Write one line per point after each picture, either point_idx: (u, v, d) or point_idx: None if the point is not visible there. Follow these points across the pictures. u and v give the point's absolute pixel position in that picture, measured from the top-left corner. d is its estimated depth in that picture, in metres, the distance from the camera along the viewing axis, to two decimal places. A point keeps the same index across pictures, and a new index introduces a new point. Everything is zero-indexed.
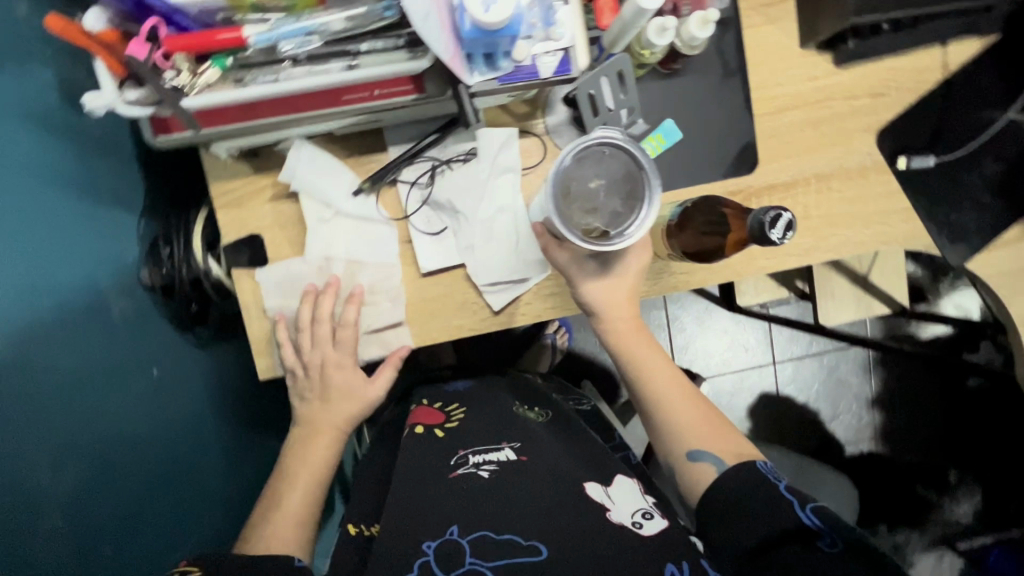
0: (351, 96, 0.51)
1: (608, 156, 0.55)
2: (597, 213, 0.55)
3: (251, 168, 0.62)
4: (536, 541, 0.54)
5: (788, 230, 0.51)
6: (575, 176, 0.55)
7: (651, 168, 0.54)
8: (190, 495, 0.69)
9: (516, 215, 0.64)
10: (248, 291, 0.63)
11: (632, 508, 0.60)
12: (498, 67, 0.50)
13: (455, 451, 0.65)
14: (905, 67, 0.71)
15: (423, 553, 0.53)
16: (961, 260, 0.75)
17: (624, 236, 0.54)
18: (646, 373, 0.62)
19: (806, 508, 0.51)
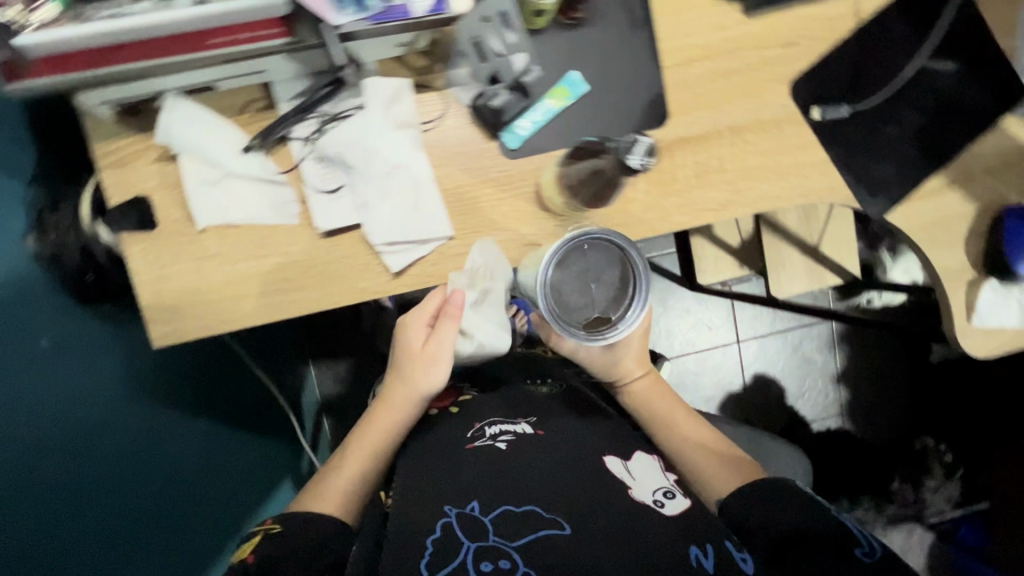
0: (214, 40, 0.49)
1: (590, 250, 0.61)
2: (594, 303, 0.61)
3: (134, 128, 0.60)
4: (560, 517, 0.57)
5: (650, 155, 0.59)
6: (569, 274, 0.61)
7: (633, 251, 0.60)
8: (128, 472, 0.72)
9: (416, 172, 0.63)
10: (137, 256, 0.61)
11: (654, 486, 0.66)
12: (365, 6, 0.49)
13: (472, 426, 0.74)
14: (814, 16, 0.70)
15: (445, 514, 0.59)
16: (883, 213, 0.74)
17: (625, 321, 0.61)
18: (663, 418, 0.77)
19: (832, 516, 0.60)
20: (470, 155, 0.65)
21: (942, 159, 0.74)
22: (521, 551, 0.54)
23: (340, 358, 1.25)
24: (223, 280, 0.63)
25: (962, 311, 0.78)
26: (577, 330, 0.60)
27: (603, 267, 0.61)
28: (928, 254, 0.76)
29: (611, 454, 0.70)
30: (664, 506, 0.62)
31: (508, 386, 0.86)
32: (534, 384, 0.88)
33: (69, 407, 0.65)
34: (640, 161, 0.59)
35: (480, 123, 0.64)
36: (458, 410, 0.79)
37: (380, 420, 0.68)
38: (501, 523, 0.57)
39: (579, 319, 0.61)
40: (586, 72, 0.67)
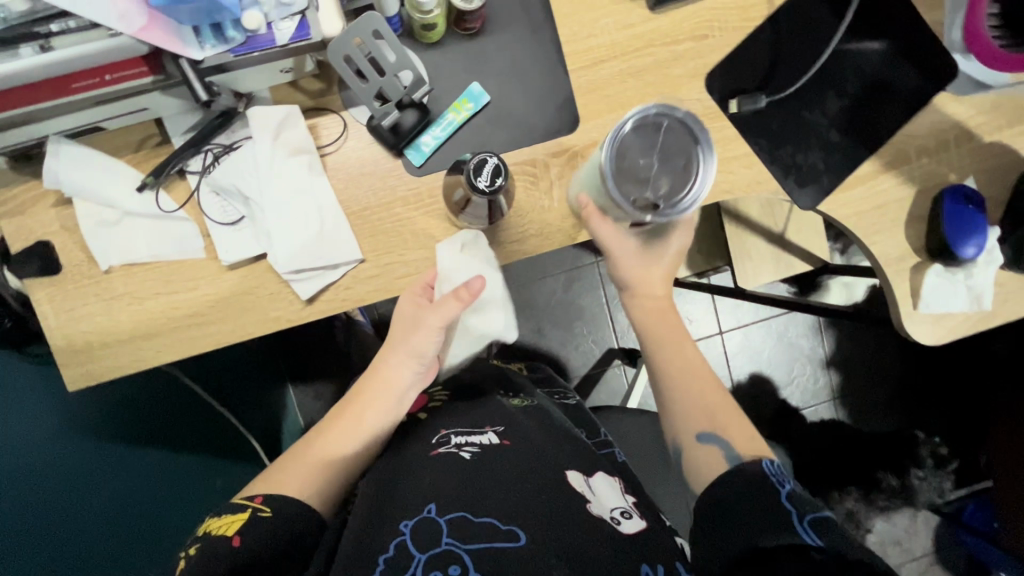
0: (80, 84, 0.48)
1: (665, 130, 0.53)
2: (648, 182, 0.53)
3: (31, 174, 0.59)
4: (514, 526, 0.54)
5: (500, 176, 0.56)
6: (630, 145, 0.53)
7: (707, 143, 0.52)
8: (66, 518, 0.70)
9: (317, 197, 0.62)
10: (44, 301, 0.61)
11: (611, 505, 0.62)
12: (228, 38, 0.48)
13: (437, 431, 0.67)
14: (725, 6, 0.68)
15: (400, 532, 0.53)
16: (814, 203, 0.71)
17: (675, 211, 0.53)
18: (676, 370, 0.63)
19: (804, 520, 0.48)
20: (375, 176, 0.64)
21: (873, 143, 0.71)
22: (472, 555, 0.51)
23: (317, 380, 1.21)
24: (133, 319, 0.62)
25: (908, 298, 0.75)
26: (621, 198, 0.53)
27: (671, 153, 0.53)
28: (866, 242, 0.73)
29: (574, 469, 0.64)
30: (621, 524, 0.59)
31: (482, 388, 0.77)
32: (508, 396, 0.77)
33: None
34: (488, 183, 0.55)
35: (381, 143, 0.63)
36: (428, 415, 0.71)
37: (366, 399, 0.64)
38: (456, 526, 0.54)
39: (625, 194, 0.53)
40: (489, 83, 0.65)
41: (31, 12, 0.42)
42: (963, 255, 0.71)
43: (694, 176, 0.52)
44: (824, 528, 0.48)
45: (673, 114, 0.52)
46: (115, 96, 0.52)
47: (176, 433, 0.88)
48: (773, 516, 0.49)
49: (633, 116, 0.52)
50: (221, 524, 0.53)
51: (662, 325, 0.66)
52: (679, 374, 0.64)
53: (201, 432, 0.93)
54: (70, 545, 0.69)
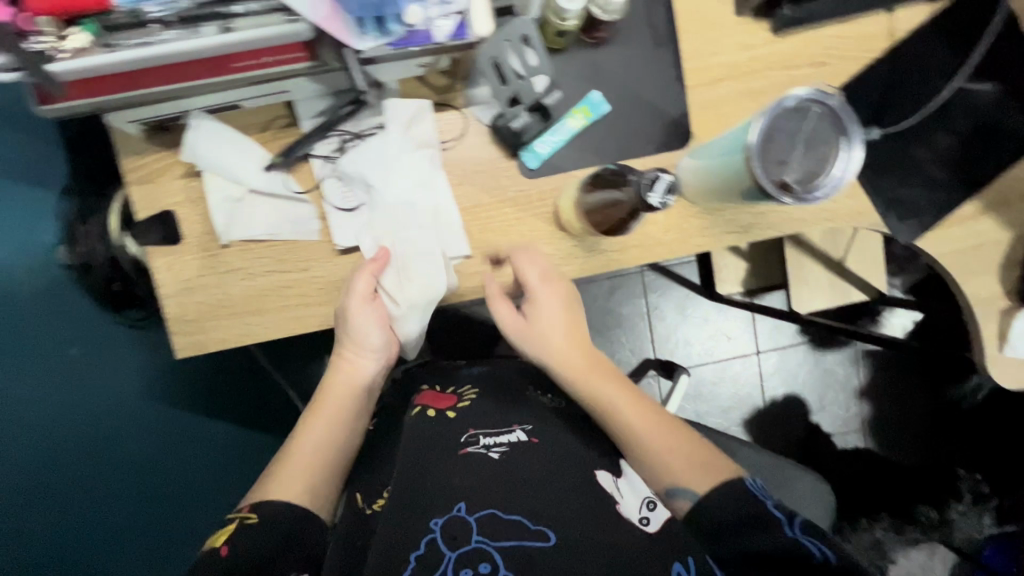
0: (240, 65, 0.49)
1: (814, 118, 0.49)
2: (788, 168, 0.49)
3: (161, 144, 0.61)
4: (544, 526, 0.56)
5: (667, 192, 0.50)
6: (778, 127, 0.49)
7: (856, 134, 0.49)
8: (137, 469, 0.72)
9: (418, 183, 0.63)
10: (162, 269, 0.62)
11: (638, 501, 0.64)
12: (388, 31, 0.49)
13: (465, 430, 0.65)
14: (847, 34, 0.68)
15: (429, 530, 0.55)
16: (912, 238, 0.71)
17: (813, 197, 0.49)
18: (615, 411, 0.62)
19: (796, 526, 0.53)
20: (489, 175, 0.65)
21: (978, 184, 0.71)
22: (502, 553, 0.54)
23: None
24: (244, 294, 0.64)
25: (993, 340, 0.75)
26: (762, 177, 0.48)
27: (817, 139, 0.49)
28: (959, 281, 0.73)
29: (604, 469, 0.65)
30: (649, 525, 0.62)
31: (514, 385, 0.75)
32: (546, 393, 0.76)
33: (89, 409, 0.69)
34: (661, 199, 0.55)
35: (500, 144, 0.64)
36: (457, 413, 0.68)
37: (328, 403, 0.63)
38: (488, 521, 0.56)
39: (767, 174, 0.49)
40: (609, 92, 0.66)
41: None
42: None
43: (834, 167, 0.49)
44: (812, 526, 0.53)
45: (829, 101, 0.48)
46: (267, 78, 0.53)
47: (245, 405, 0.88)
48: (765, 520, 0.53)
49: (791, 97, 0.48)
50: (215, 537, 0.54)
51: (585, 368, 0.64)
52: (638, 426, 0.61)
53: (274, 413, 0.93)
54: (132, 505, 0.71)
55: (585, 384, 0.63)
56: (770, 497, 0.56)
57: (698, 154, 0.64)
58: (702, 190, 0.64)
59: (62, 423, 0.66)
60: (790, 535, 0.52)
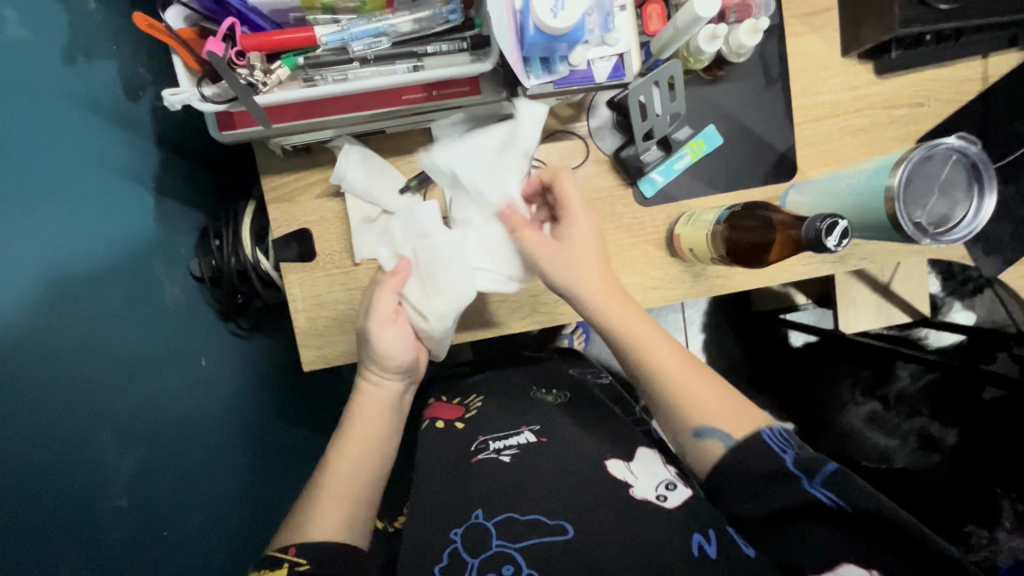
0: (411, 97, 0.52)
1: (951, 164, 0.53)
2: (924, 211, 0.52)
3: (303, 164, 0.63)
4: (563, 520, 0.55)
5: (844, 237, 0.46)
6: (918, 174, 0.52)
7: (988, 178, 0.52)
8: (228, 479, 0.69)
9: (479, 194, 0.60)
10: (295, 285, 0.64)
11: (655, 480, 0.61)
12: (555, 71, 0.52)
13: (475, 439, 0.66)
14: (944, 78, 0.71)
15: (451, 541, 0.56)
16: (995, 271, 0.75)
17: (946, 238, 0.52)
18: (654, 367, 0.56)
19: (818, 480, 0.49)
20: (606, 202, 0.68)
21: None
22: (524, 554, 0.54)
23: None
24: None
25: None
26: (902, 217, 0.51)
27: (950, 184, 0.53)
28: None
29: (614, 457, 0.63)
30: (666, 501, 0.59)
31: (514, 388, 0.75)
32: (542, 392, 0.74)
33: (209, 416, 0.68)
34: (836, 246, 0.45)
35: (619, 173, 0.67)
36: (465, 424, 0.69)
37: (363, 421, 0.60)
38: (505, 527, 0.56)
39: (907, 215, 0.52)
40: (720, 126, 0.69)
41: (414, 33, 0.47)
42: None
43: (967, 211, 0.52)
44: (835, 481, 0.49)
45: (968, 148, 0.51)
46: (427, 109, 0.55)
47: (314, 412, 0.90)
48: (787, 473, 0.50)
49: (934, 145, 0.51)
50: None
51: (620, 303, 0.57)
52: (670, 370, 0.55)
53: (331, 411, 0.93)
54: (236, 501, 0.70)
55: (612, 325, 0.57)
56: (789, 449, 0.52)
57: (804, 188, 0.67)
58: None
59: (188, 429, 0.64)
60: (807, 489, 0.49)
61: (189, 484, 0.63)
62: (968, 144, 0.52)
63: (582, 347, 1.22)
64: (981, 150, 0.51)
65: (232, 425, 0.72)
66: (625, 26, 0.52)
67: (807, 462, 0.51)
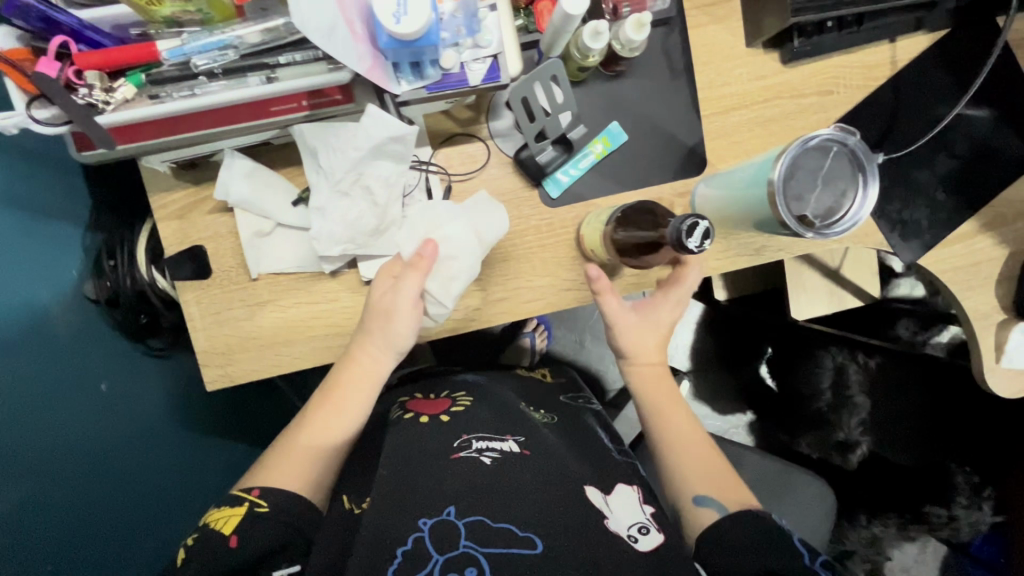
0: (280, 108, 0.50)
1: (836, 157, 0.52)
2: (807, 205, 0.52)
3: (192, 179, 0.61)
4: (531, 533, 0.52)
5: (708, 238, 0.47)
6: (800, 165, 0.51)
7: (871, 173, 0.51)
8: (143, 500, 0.69)
9: (330, 177, 0.56)
10: (192, 303, 0.63)
11: (629, 520, 0.60)
12: (426, 75, 0.50)
13: (459, 435, 0.63)
14: (852, 64, 0.71)
15: (418, 528, 0.52)
16: (915, 256, 0.74)
17: (828, 232, 0.51)
18: (671, 438, 0.65)
19: (816, 560, 0.56)
20: (513, 204, 0.66)
21: (975, 204, 0.74)
22: (490, 559, 0.50)
23: None
24: (273, 325, 0.64)
25: (991, 352, 0.78)
26: (786, 212, 0.51)
27: (837, 176, 0.52)
28: (959, 297, 0.76)
29: (594, 486, 0.61)
30: (637, 543, 0.57)
31: (510, 403, 0.71)
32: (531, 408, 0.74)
33: (118, 441, 0.67)
34: (699, 247, 0.47)
35: (523, 174, 0.66)
36: (450, 419, 0.66)
37: (347, 390, 0.59)
38: (474, 529, 0.52)
39: (789, 209, 0.51)
40: (626, 122, 0.68)
41: (262, 44, 0.45)
42: None
43: (852, 204, 0.52)
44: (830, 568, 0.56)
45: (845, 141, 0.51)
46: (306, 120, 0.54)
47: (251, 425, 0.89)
48: (792, 550, 0.56)
49: (814, 137, 0.50)
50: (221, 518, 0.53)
51: (658, 387, 0.67)
52: (676, 441, 0.65)
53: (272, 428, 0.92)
54: (156, 522, 0.70)
55: (649, 397, 0.67)
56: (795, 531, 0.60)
57: (713, 181, 0.66)
58: (719, 217, 0.66)
59: (88, 457, 0.63)
60: (810, 566, 0.55)
61: (93, 509, 0.63)
62: (848, 134, 0.52)
63: (544, 345, 1.22)
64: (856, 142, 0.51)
65: (148, 447, 0.71)
66: (495, 25, 0.51)
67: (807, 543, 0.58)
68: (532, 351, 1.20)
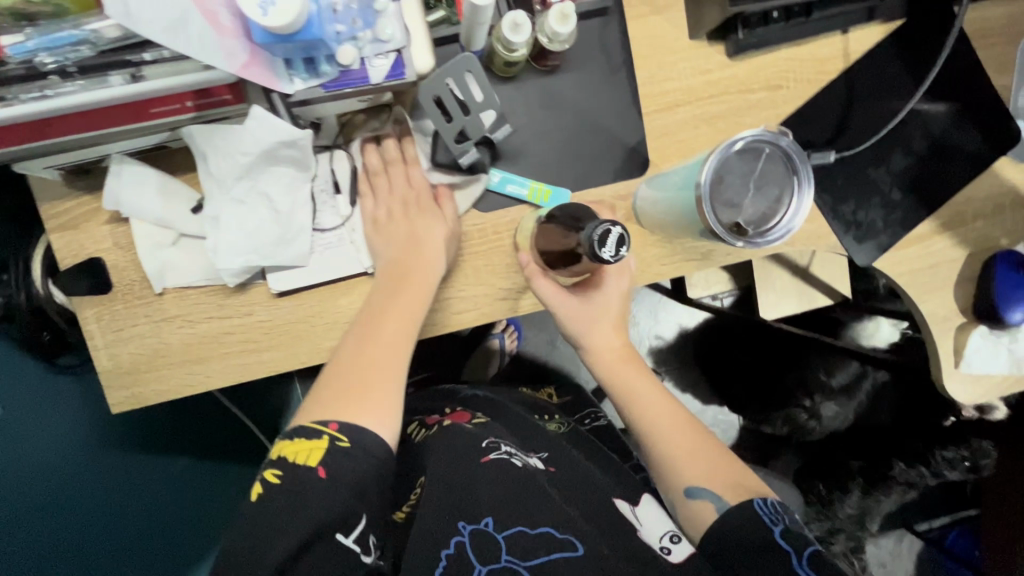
0: (161, 109, 0.45)
1: (768, 160, 0.49)
2: (738, 212, 0.49)
3: (85, 187, 0.57)
4: (572, 537, 0.55)
5: (624, 245, 0.44)
6: (728, 170, 0.48)
7: (805, 175, 0.48)
8: (51, 526, 0.66)
9: (222, 184, 0.54)
10: (91, 321, 0.58)
11: (659, 531, 0.62)
12: (321, 72, 0.46)
13: (487, 436, 0.64)
14: (803, 57, 0.67)
15: (457, 532, 0.55)
16: (871, 259, 0.71)
17: (763, 239, 0.47)
18: (647, 413, 0.61)
19: (804, 558, 0.49)
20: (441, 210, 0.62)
21: (933, 203, 0.71)
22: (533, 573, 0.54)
23: None
24: (182, 343, 0.59)
25: (950, 357, 0.75)
26: (715, 222, 0.47)
27: (771, 180, 0.49)
28: (917, 300, 0.73)
29: (621, 498, 0.65)
30: (670, 554, 0.58)
31: (523, 419, 0.74)
32: (542, 420, 0.78)
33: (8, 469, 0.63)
34: (614, 255, 0.44)
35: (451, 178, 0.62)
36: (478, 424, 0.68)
37: (405, 273, 0.58)
38: (514, 541, 0.55)
39: (718, 217, 0.48)
40: (562, 119, 0.64)
41: (125, 38, 0.40)
42: (1011, 319, 0.71)
43: (787, 210, 0.48)
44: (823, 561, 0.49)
45: (777, 143, 0.47)
46: (205, 119, 0.49)
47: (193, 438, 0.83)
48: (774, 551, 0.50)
49: (740, 139, 0.47)
50: (298, 451, 0.47)
51: (623, 368, 0.63)
52: (649, 418, 0.61)
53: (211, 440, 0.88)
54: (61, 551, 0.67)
55: (615, 382, 0.63)
56: (779, 521, 0.53)
57: (654, 184, 0.62)
58: (658, 221, 0.62)
59: None
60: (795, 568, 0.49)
61: None
62: (781, 134, 0.48)
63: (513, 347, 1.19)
64: (787, 141, 0.47)
65: (59, 472, 0.68)
66: (397, 16, 0.47)
67: (795, 537, 0.51)
68: (501, 354, 1.18)
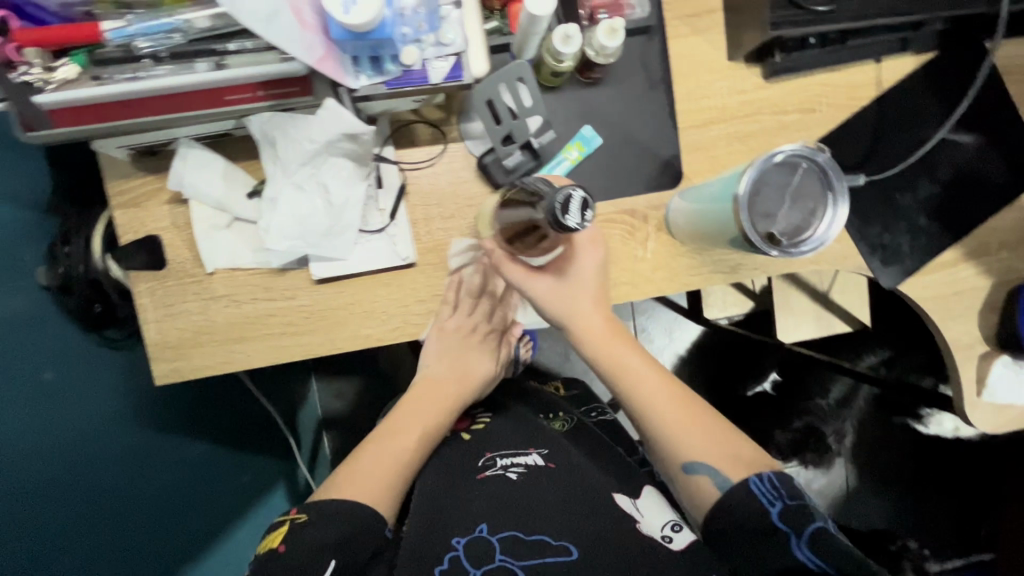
0: (234, 98, 0.47)
1: (804, 174, 0.51)
2: (773, 221, 0.51)
3: (149, 167, 0.60)
4: (566, 542, 0.57)
5: (586, 209, 0.45)
6: (766, 182, 0.50)
7: (840, 188, 0.49)
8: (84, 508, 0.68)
9: (286, 167, 0.58)
10: (144, 295, 0.61)
11: (661, 520, 0.64)
12: (385, 71, 0.49)
13: (483, 453, 0.69)
14: (837, 83, 0.69)
15: (451, 548, 0.57)
16: (896, 282, 0.72)
17: (798, 251, 0.49)
18: (647, 405, 0.58)
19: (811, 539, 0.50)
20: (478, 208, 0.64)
21: (959, 231, 0.72)
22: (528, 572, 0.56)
23: (346, 376, 1.14)
24: (226, 321, 0.62)
25: (972, 384, 0.75)
26: (753, 233, 0.50)
27: (807, 193, 0.51)
28: (940, 325, 0.74)
29: (621, 491, 0.66)
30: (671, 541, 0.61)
31: (527, 417, 0.76)
32: (548, 418, 0.79)
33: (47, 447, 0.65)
34: (580, 221, 0.45)
35: (488, 181, 0.64)
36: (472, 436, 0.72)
37: (447, 386, 0.70)
38: (509, 544, 0.58)
39: (754, 226, 0.50)
40: (601, 129, 0.67)
41: (213, 29, 0.45)
42: None
43: (819, 224, 0.50)
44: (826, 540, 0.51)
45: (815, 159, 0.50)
46: (279, 108, 0.52)
47: (217, 423, 0.86)
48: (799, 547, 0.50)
49: (778, 152, 0.49)
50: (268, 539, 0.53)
51: (621, 350, 0.60)
52: (665, 419, 0.58)
53: (236, 424, 0.90)
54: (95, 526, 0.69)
55: (619, 374, 0.59)
56: (779, 501, 0.52)
57: (687, 195, 0.64)
58: (691, 230, 0.63)
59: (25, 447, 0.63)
60: (795, 551, 0.50)
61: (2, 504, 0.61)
62: (816, 151, 0.51)
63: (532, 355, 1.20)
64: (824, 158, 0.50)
65: (99, 444, 0.70)
66: (458, 23, 0.50)
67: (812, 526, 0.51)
68: None
